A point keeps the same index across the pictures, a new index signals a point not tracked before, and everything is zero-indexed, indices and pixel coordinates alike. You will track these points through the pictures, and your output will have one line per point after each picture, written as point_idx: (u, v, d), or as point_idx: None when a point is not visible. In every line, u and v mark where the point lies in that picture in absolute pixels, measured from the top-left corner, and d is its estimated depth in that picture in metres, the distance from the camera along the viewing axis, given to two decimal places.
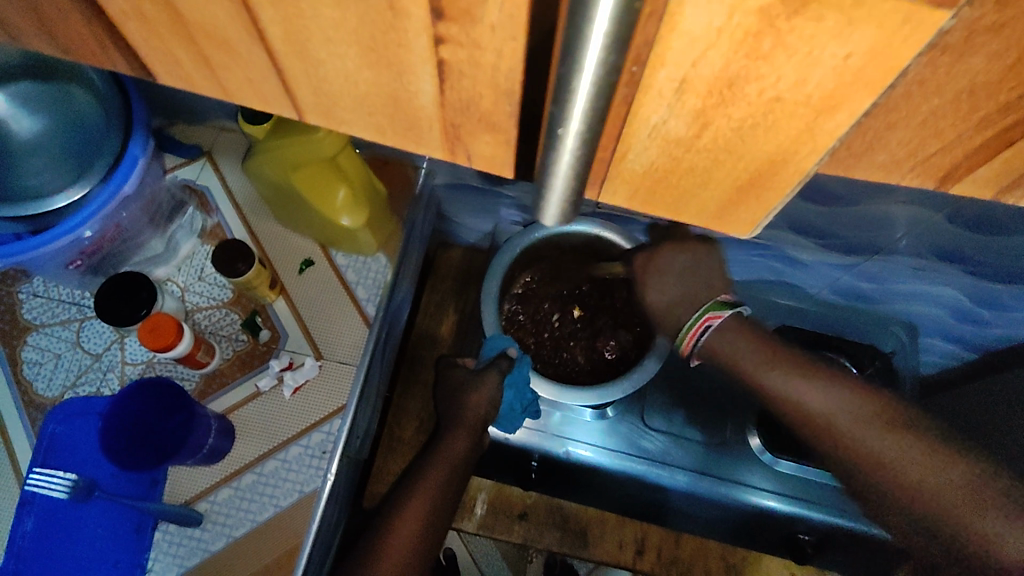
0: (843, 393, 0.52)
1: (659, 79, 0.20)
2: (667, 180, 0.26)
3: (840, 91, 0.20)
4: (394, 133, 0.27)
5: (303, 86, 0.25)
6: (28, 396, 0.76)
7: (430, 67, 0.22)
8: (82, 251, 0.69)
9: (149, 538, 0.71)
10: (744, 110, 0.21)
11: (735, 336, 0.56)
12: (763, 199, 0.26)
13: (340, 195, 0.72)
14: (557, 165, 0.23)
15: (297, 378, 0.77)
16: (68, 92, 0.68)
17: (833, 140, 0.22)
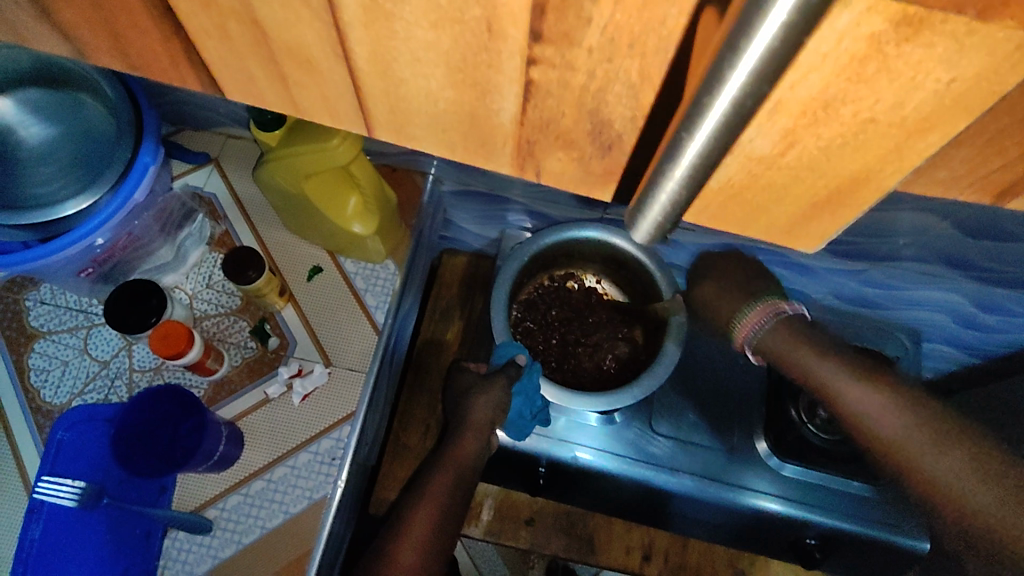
0: (942, 433, 0.39)
1: (758, 102, 0.21)
2: (743, 193, 0.27)
3: (936, 114, 0.21)
4: (464, 148, 0.28)
5: (378, 103, 0.26)
6: (35, 403, 0.75)
7: (517, 87, 0.23)
8: (93, 259, 0.68)
9: (157, 545, 0.71)
10: (834, 131, 0.22)
11: (793, 337, 0.45)
12: (836, 216, 0.27)
13: (350, 202, 0.72)
14: (659, 193, 0.24)
15: (306, 386, 0.77)
16: (78, 101, 0.68)
17: (919, 160, 0.23)
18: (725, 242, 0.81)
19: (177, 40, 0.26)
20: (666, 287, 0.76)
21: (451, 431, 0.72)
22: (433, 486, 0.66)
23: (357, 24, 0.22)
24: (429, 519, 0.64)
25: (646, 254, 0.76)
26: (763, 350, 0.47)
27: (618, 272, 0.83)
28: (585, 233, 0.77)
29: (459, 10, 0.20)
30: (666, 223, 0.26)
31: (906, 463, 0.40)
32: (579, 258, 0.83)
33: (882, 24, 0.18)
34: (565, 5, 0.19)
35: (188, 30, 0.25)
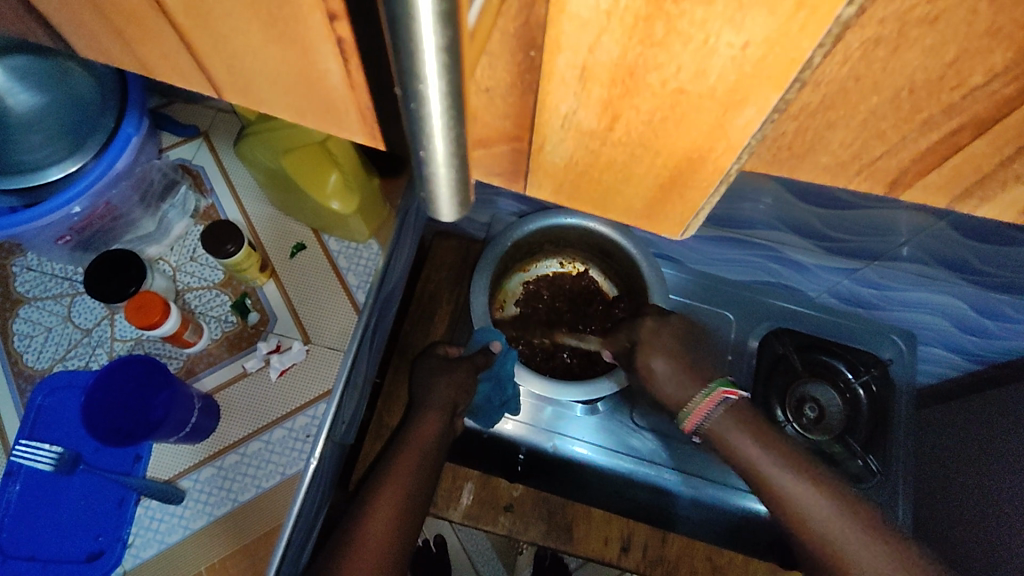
0: (836, 498, 0.52)
1: (560, 65, 0.20)
2: (589, 174, 0.25)
3: (743, 84, 0.18)
4: (313, 108, 0.24)
5: (213, 59, 0.23)
6: (18, 367, 0.76)
7: (332, 44, 0.21)
8: (70, 226, 0.68)
9: (130, 513, 0.72)
10: (650, 102, 0.20)
11: (732, 422, 0.57)
12: (687, 197, 0.25)
13: (332, 179, 0.70)
14: (432, 162, 0.21)
15: (284, 361, 0.76)
16: (65, 70, 0.66)
17: (747, 140, 0.21)
18: (713, 235, 0.79)
19: None
20: (650, 275, 0.75)
21: (413, 413, 0.71)
22: (398, 467, 0.66)
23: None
24: (391, 502, 0.64)
25: (630, 241, 0.75)
26: (708, 435, 0.58)
27: (606, 260, 0.81)
28: (569, 220, 0.76)
29: None
30: (465, 188, 0.24)
31: (824, 536, 0.51)
32: (565, 245, 0.82)
33: None
34: None
35: None
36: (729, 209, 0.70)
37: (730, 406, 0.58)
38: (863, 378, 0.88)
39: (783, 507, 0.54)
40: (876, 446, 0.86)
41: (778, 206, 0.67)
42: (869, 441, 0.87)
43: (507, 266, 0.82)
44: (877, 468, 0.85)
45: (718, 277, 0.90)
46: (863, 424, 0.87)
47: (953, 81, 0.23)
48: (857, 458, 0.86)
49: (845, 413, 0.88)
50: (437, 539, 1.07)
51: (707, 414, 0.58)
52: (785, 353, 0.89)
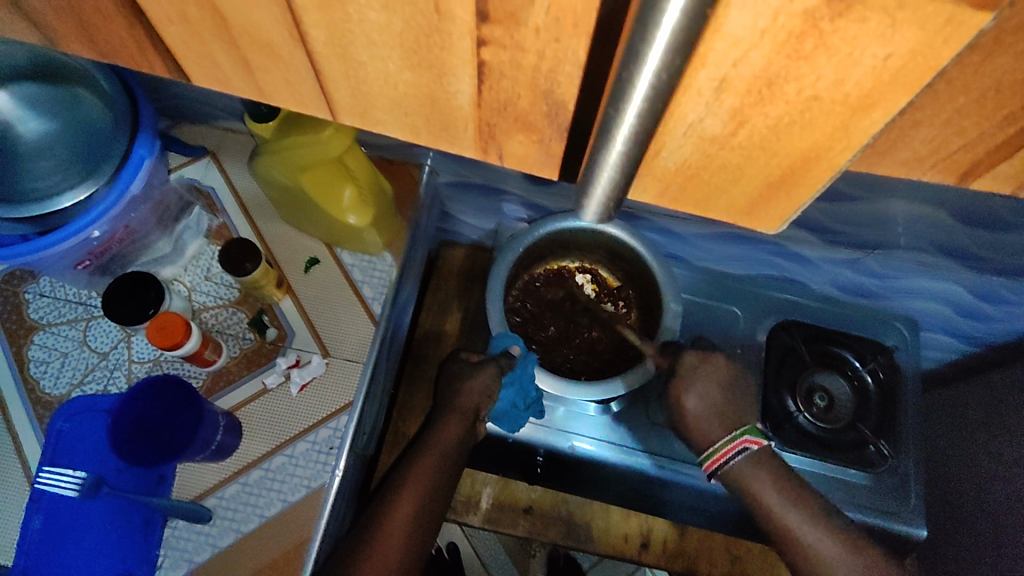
0: (847, 547, 0.59)
1: (698, 80, 0.18)
2: (699, 177, 0.23)
3: (878, 90, 0.17)
4: (429, 132, 0.24)
5: (339, 84, 0.22)
6: (36, 394, 0.76)
7: (471, 69, 0.20)
8: (89, 252, 0.69)
9: (158, 534, 0.72)
10: (781, 109, 0.19)
11: (757, 470, 0.62)
12: (794, 196, 0.23)
13: (347, 194, 0.71)
14: (602, 171, 0.21)
15: (304, 376, 0.77)
16: (76, 96, 0.66)
17: (869, 140, 0.19)
18: (720, 232, 0.81)
19: (134, 33, 0.23)
20: (661, 275, 0.76)
21: (438, 412, 0.73)
22: (417, 470, 0.67)
23: (309, 8, 0.19)
24: (413, 498, 0.65)
25: (641, 242, 0.76)
26: (725, 476, 0.64)
27: (615, 261, 0.83)
28: (579, 224, 0.77)
29: None
30: (615, 203, 0.24)
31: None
32: (575, 248, 0.84)
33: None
34: None
35: (142, 18, 0.22)
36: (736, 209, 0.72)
37: (750, 454, 0.63)
38: (870, 366, 0.86)
39: (796, 550, 0.61)
40: (888, 432, 0.85)
41: None
42: (880, 427, 0.84)
43: (519, 273, 0.83)
44: (889, 453, 0.82)
45: (723, 273, 0.91)
46: (873, 411, 0.85)
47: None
48: (869, 444, 0.83)
49: (854, 402, 0.85)
50: (450, 546, 1.08)
51: (729, 459, 0.63)
52: (793, 345, 0.87)
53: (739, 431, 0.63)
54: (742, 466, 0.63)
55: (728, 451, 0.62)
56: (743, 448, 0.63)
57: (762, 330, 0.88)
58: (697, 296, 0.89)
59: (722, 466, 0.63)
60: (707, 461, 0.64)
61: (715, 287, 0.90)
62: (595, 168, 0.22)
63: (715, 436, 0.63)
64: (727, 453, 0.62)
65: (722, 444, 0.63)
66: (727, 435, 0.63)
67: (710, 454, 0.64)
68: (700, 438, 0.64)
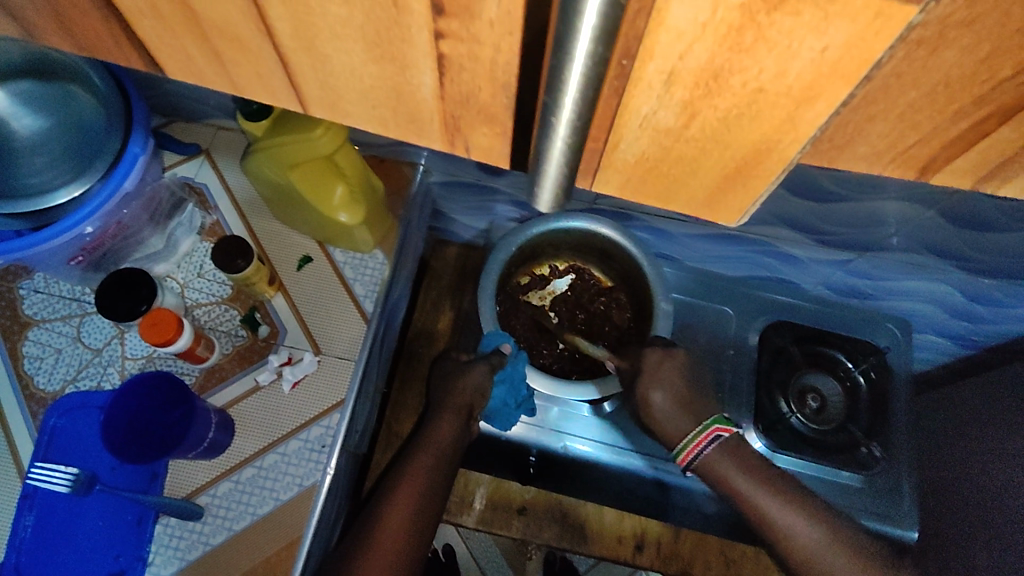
0: (825, 530, 0.59)
1: (647, 72, 0.19)
2: (659, 169, 0.23)
3: (820, 82, 0.18)
4: (398, 124, 0.24)
5: (308, 78, 0.22)
6: (29, 390, 0.76)
7: (432, 62, 0.20)
8: (81, 248, 0.69)
9: (149, 531, 0.72)
10: (729, 101, 0.19)
11: (730, 460, 0.62)
12: (751, 188, 0.23)
13: (338, 191, 0.72)
14: (550, 156, 0.22)
15: (295, 373, 0.77)
16: (68, 92, 0.66)
17: (815, 132, 0.20)
18: (711, 233, 0.81)
19: (108, 26, 0.23)
20: (652, 274, 0.76)
21: (431, 412, 0.73)
22: (413, 467, 0.67)
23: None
24: (409, 501, 0.64)
25: (632, 242, 0.76)
26: (700, 469, 0.64)
27: (607, 261, 0.83)
28: (571, 224, 0.78)
29: None
30: (567, 188, 0.24)
31: (810, 558, 0.59)
32: (567, 248, 0.84)
33: None
34: None
35: (114, 12, 0.22)
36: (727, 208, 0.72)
37: (722, 444, 0.64)
38: (862, 367, 0.86)
39: (776, 538, 0.60)
40: (879, 433, 0.85)
41: (774, 204, 0.70)
42: (871, 429, 0.84)
43: (511, 272, 0.83)
44: (881, 455, 0.83)
45: (715, 274, 0.91)
46: (863, 412, 0.85)
47: (984, 76, 0.20)
48: (860, 446, 0.83)
49: (845, 402, 0.86)
50: (445, 548, 1.08)
51: (699, 452, 0.63)
52: (784, 346, 0.87)
53: (708, 422, 0.63)
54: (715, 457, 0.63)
55: (699, 443, 0.63)
56: (714, 438, 0.63)
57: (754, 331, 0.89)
58: (685, 294, 0.90)
59: (695, 459, 0.63)
60: (679, 456, 0.64)
61: (706, 288, 0.91)
62: (541, 154, 0.22)
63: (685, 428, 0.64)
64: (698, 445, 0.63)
65: (693, 436, 0.63)
66: (697, 427, 0.64)
67: (681, 450, 0.64)
68: (671, 431, 0.65)
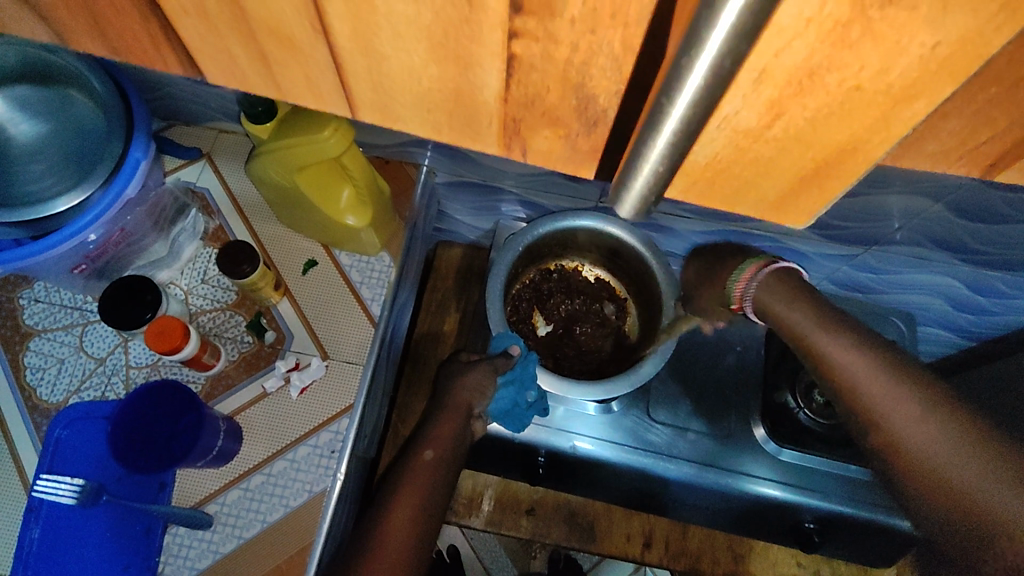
0: (893, 371, 0.39)
1: (743, 74, 0.21)
2: (729, 169, 0.27)
3: (922, 79, 0.21)
4: (451, 128, 0.27)
5: (361, 79, 0.25)
6: (31, 402, 0.75)
7: (499, 62, 0.23)
8: (86, 254, 0.68)
9: (159, 541, 0.71)
10: (819, 100, 0.22)
11: (784, 291, 0.45)
12: (821, 188, 0.28)
13: (344, 195, 0.71)
14: (645, 165, 0.23)
15: (304, 379, 0.76)
16: (66, 96, 0.66)
17: (904, 130, 0.24)
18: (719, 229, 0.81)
19: None
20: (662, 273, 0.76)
21: (434, 411, 0.73)
22: (414, 468, 0.66)
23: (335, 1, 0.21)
24: (413, 501, 0.63)
25: (642, 240, 0.76)
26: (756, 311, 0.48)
27: (614, 261, 0.83)
28: (581, 222, 0.77)
29: None
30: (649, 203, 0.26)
31: (873, 409, 0.38)
32: (574, 247, 0.84)
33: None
34: None
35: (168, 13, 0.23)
36: None
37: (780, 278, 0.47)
38: None
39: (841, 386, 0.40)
40: None
41: None
42: None
43: (518, 271, 0.83)
44: None
45: None
46: None
47: None
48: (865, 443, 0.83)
49: None
50: (450, 550, 1.07)
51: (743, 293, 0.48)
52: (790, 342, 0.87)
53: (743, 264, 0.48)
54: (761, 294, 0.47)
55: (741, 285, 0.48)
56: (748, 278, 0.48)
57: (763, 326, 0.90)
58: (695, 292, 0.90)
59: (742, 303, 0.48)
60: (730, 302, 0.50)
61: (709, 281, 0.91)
62: (640, 162, 0.24)
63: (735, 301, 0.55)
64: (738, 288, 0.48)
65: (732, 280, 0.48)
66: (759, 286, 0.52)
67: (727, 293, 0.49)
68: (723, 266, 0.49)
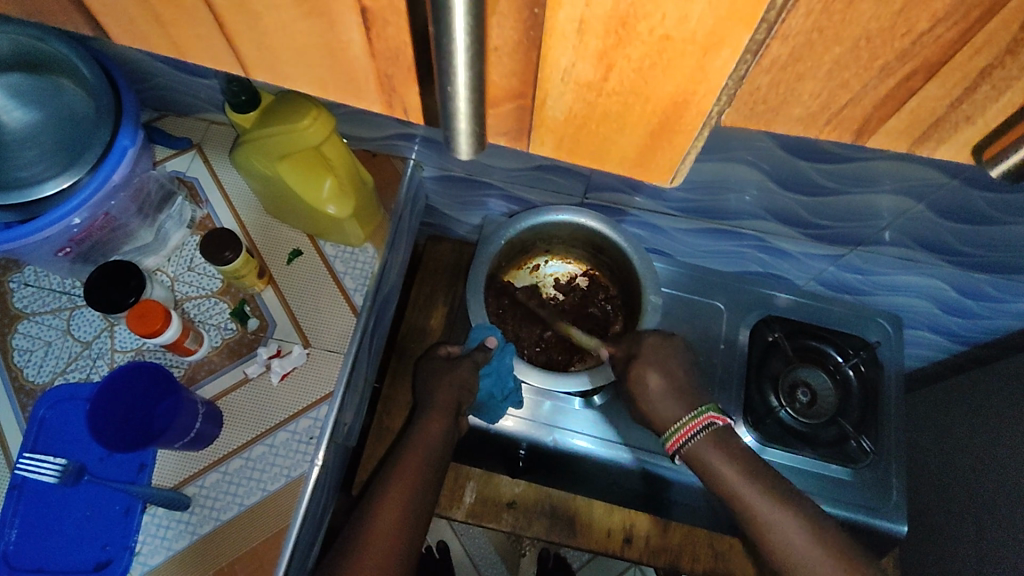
0: (796, 516, 0.62)
1: (559, 21, 0.19)
2: (589, 128, 0.23)
3: (720, 26, 0.18)
4: (337, 86, 0.24)
5: (246, 40, 0.23)
6: (18, 382, 0.76)
7: (357, 15, 0.21)
8: (70, 238, 0.69)
9: (136, 522, 0.72)
10: (640, 51, 0.19)
11: (715, 444, 0.66)
12: (677, 144, 0.23)
13: (326, 185, 0.72)
14: (456, 115, 0.22)
15: (284, 366, 0.77)
16: (59, 86, 0.68)
17: (726, 80, 0.20)
18: (702, 227, 0.81)
19: None
20: (642, 267, 0.76)
21: (421, 411, 0.73)
22: (403, 470, 0.67)
23: None
24: (401, 497, 0.64)
25: (620, 235, 0.77)
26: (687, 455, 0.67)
27: (596, 257, 0.84)
28: (560, 217, 0.78)
29: None
30: (482, 137, 0.24)
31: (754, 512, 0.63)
32: (558, 242, 0.84)
33: None
34: None
35: None
36: (715, 200, 0.73)
37: (712, 432, 0.66)
38: (852, 361, 0.86)
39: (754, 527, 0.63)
40: (869, 427, 0.84)
41: (762, 197, 0.70)
42: (861, 423, 0.83)
43: (500, 266, 0.84)
44: (870, 448, 0.82)
45: (707, 270, 0.91)
46: (855, 407, 0.84)
47: None
48: (850, 440, 0.82)
49: (837, 396, 0.85)
50: (440, 545, 1.08)
51: (689, 436, 0.67)
52: (775, 340, 0.86)
53: (701, 409, 0.67)
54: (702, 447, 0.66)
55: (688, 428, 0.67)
56: (705, 424, 0.67)
57: (745, 325, 0.89)
58: (676, 288, 0.90)
59: (684, 443, 0.67)
60: (669, 441, 0.69)
61: (698, 283, 0.90)
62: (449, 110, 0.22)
63: (679, 416, 0.68)
64: (687, 430, 0.67)
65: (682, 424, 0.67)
66: (690, 413, 0.68)
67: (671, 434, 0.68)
68: (665, 414, 0.69)
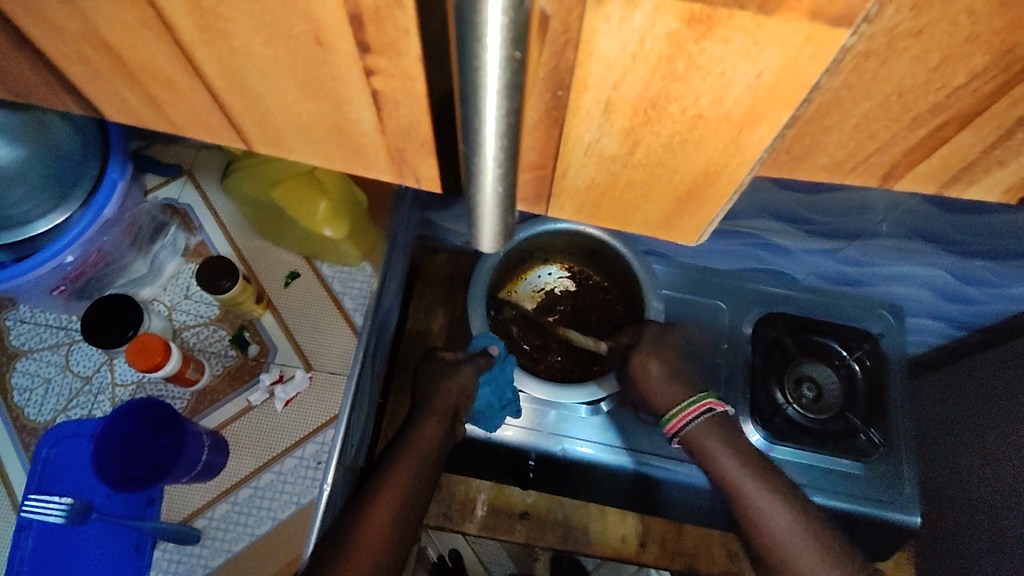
0: (794, 510, 0.61)
1: (585, 102, 0.21)
2: (611, 194, 0.26)
3: (759, 106, 0.19)
4: (344, 159, 0.27)
5: (246, 118, 0.26)
6: (20, 422, 0.75)
7: (367, 98, 0.23)
8: (64, 276, 0.68)
9: (148, 557, 0.72)
10: (671, 128, 0.21)
11: (713, 429, 0.64)
12: (705, 209, 0.25)
13: (320, 207, 0.69)
14: (482, 201, 0.24)
15: (287, 392, 0.77)
16: (45, 121, 0.61)
17: (760, 154, 0.22)
18: None
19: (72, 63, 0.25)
20: (642, 273, 0.76)
21: (416, 414, 0.72)
22: (397, 468, 0.66)
23: (196, 42, 0.21)
24: (394, 495, 0.63)
25: (618, 239, 0.76)
26: (686, 439, 0.66)
27: (598, 262, 0.83)
28: (557, 227, 0.77)
29: (285, 24, 0.20)
30: (504, 234, 0.27)
31: (748, 498, 0.62)
32: (556, 250, 0.84)
33: (675, 22, 0.17)
34: (379, 15, 0.19)
35: (78, 54, 0.24)
36: None
37: (712, 417, 0.65)
38: (857, 355, 0.86)
39: (748, 514, 0.62)
40: (878, 419, 0.83)
41: (757, 197, 0.70)
42: (870, 415, 0.83)
43: (500, 278, 0.83)
44: (880, 441, 0.82)
45: (702, 268, 0.91)
46: (862, 398, 0.84)
47: (937, 84, 0.21)
48: (859, 434, 0.82)
49: (843, 389, 0.85)
50: (452, 553, 1.07)
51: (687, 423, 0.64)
52: (778, 336, 0.86)
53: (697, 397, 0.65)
54: (699, 429, 0.65)
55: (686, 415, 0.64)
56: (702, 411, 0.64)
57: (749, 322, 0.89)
58: (676, 291, 0.90)
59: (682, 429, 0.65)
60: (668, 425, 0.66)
61: (698, 283, 0.90)
62: (476, 198, 0.24)
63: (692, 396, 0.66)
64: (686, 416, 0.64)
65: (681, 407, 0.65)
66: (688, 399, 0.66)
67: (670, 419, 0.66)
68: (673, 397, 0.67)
